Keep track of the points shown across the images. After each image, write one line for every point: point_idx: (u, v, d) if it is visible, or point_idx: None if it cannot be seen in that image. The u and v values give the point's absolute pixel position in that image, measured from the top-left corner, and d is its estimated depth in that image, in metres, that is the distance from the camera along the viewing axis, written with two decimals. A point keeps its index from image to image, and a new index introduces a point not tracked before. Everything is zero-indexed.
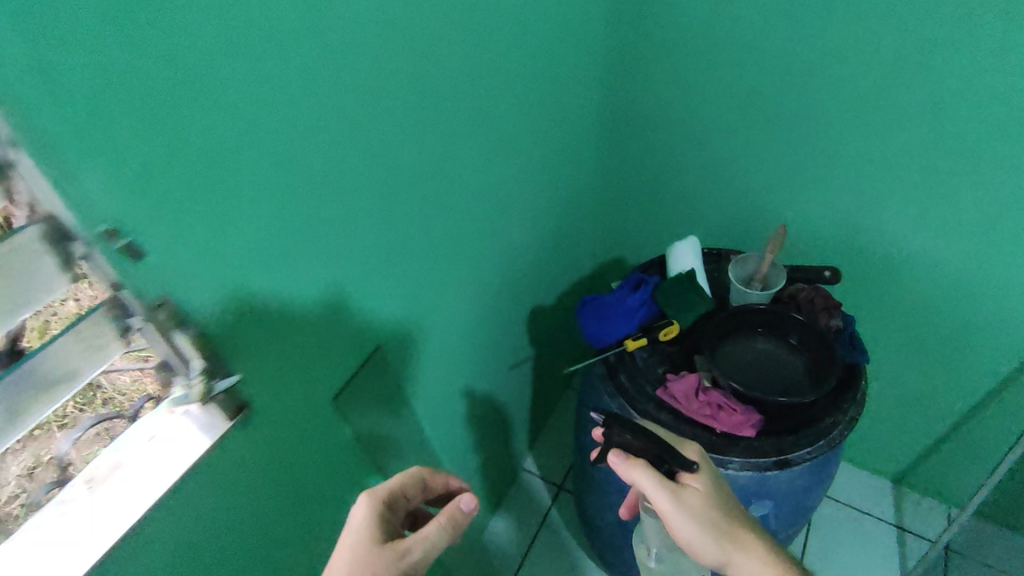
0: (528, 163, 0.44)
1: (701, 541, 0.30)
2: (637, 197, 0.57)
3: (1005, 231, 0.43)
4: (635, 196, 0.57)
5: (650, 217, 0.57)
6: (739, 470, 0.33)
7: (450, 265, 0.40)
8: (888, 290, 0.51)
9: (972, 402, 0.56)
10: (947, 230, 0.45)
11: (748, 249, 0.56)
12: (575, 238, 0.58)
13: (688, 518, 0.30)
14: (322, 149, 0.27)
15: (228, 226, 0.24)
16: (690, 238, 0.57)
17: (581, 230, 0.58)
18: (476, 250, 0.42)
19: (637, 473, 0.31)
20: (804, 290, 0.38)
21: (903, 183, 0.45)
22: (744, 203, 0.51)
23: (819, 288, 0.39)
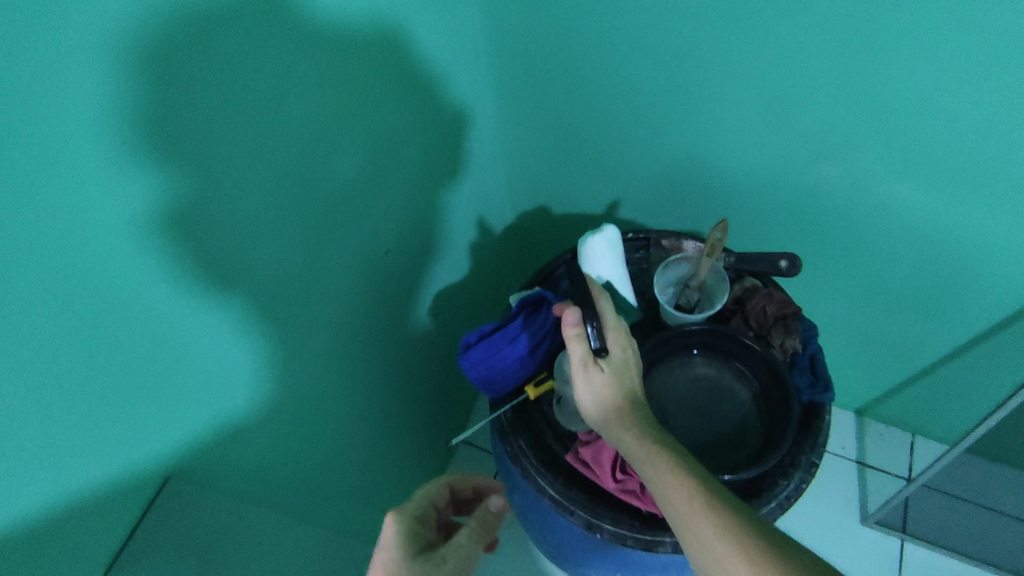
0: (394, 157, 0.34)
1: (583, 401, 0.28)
2: (559, 154, 0.47)
3: (1000, 185, 0.35)
4: (556, 153, 0.47)
5: (584, 171, 0.47)
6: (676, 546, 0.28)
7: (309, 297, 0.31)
8: (855, 228, 0.42)
9: (947, 354, 0.50)
10: (927, 156, 0.35)
11: (697, 214, 0.47)
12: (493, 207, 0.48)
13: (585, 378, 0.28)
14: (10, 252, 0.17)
15: None
16: (631, 191, 0.47)
17: (499, 191, 0.48)
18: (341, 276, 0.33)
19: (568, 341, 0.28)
20: (754, 299, 0.32)
21: (872, 136, 0.35)
22: (686, 150, 0.42)
23: (770, 293, 0.32)
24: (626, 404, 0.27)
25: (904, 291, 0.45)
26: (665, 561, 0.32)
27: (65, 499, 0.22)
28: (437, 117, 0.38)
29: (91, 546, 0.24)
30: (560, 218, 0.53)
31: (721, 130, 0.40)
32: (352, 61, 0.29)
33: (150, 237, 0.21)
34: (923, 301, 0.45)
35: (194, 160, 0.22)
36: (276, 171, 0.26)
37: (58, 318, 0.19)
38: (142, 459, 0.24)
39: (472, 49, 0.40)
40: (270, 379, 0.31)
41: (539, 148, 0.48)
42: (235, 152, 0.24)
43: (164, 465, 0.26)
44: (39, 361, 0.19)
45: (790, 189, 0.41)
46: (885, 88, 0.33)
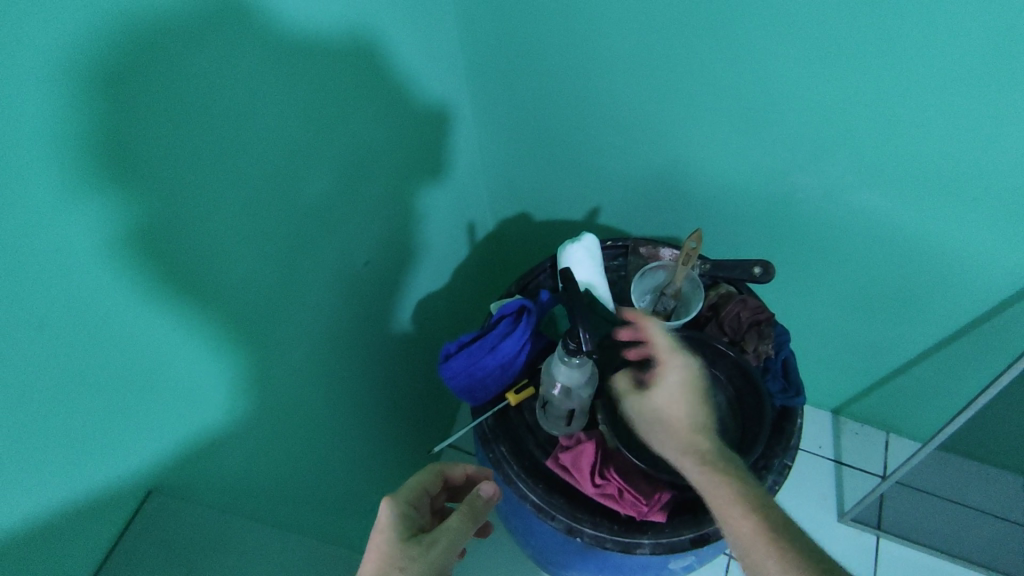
0: (365, 166, 0.34)
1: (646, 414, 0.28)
2: (532, 165, 0.48)
3: (956, 190, 0.36)
4: (530, 164, 0.48)
5: (559, 179, 0.48)
6: (653, 550, 0.29)
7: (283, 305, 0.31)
8: (827, 232, 0.43)
9: (914, 354, 0.51)
10: (892, 161, 0.36)
11: (672, 220, 0.47)
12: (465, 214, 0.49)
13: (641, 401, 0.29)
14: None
15: None
16: (604, 200, 0.48)
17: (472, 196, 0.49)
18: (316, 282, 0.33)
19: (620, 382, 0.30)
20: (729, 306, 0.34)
21: (823, 140, 0.37)
22: (655, 158, 0.43)
23: (746, 298, 0.34)
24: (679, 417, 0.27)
25: (876, 293, 0.46)
26: (645, 563, 0.33)
27: (41, 512, 0.22)
28: (415, 124, 0.38)
29: (67, 559, 0.23)
30: (536, 226, 0.53)
31: (688, 141, 0.41)
32: (328, 70, 0.29)
33: (124, 248, 0.21)
34: (890, 303, 0.47)
35: (167, 169, 0.22)
36: (251, 179, 0.26)
37: (31, 329, 0.19)
38: (120, 470, 0.24)
39: (449, 57, 0.40)
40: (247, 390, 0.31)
41: (512, 158, 0.48)
42: (208, 161, 0.24)
43: (143, 476, 0.26)
44: (11, 375, 0.19)
45: (764, 195, 0.42)
46: (848, 98, 0.34)
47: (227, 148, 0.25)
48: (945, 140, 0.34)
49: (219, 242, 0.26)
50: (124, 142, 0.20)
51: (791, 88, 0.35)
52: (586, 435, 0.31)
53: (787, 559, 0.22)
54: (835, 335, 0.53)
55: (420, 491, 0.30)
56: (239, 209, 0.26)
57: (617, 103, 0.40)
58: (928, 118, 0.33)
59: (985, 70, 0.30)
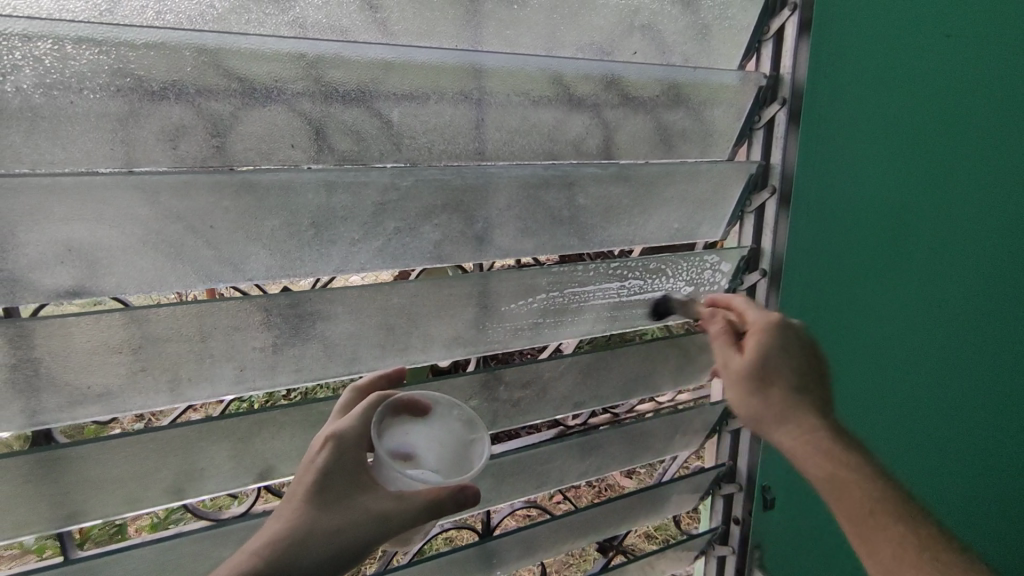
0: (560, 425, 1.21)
1: (305, 497, 0.81)
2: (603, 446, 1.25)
3: (650, 455, 1.31)
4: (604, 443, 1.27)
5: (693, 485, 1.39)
6: (430, 475, 0.84)
7: (575, 472, 1.24)
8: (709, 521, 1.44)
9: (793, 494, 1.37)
10: (599, 399, 1.21)
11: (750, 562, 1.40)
12: (613, 524, 1.36)
13: (285, 518, 0.80)
14: (548, 397, 1.13)
15: (547, 458, 1.18)
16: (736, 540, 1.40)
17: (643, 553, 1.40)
18: (582, 477, 1.26)
19: (274, 524, 0.80)
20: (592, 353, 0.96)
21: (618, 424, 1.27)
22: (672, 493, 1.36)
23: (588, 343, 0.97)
24: (284, 512, 0.81)
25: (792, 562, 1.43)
26: (469, 455, 0.87)
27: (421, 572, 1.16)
28: (546, 476, 1.21)
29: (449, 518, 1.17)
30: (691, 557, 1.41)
31: None
32: (543, 402, 1.14)
33: (498, 430, 1.12)
34: (791, 542, 1.42)
35: (523, 398, 1.11)
36: (549, 403, 1.14)
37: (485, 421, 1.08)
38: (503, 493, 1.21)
39: (568, 482, 1.25)
40: (548, 537, 1.29)
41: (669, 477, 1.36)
42: (537, 384, 1.10)
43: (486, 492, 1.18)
44: None
45: (689, 502, 1.39)
46: (598, 371, 1.17)
47: (530, 395, 1.11)
48: (671, 425, 1.29)
49: (546, 411, 1.15)
50: (501, 423, 1.11)
51: (607, 399, 1.22)
52: (362, 474, 0.84)
53: (311, 507, 0.80)
54: (889, 205, 1.24)
55: (343, 473, 0.83)
56: (525, 403, 1.11)
57: (595, 467, 1.26)
58: (618, 396, 1.23)
59: (523, 382, 1.09)
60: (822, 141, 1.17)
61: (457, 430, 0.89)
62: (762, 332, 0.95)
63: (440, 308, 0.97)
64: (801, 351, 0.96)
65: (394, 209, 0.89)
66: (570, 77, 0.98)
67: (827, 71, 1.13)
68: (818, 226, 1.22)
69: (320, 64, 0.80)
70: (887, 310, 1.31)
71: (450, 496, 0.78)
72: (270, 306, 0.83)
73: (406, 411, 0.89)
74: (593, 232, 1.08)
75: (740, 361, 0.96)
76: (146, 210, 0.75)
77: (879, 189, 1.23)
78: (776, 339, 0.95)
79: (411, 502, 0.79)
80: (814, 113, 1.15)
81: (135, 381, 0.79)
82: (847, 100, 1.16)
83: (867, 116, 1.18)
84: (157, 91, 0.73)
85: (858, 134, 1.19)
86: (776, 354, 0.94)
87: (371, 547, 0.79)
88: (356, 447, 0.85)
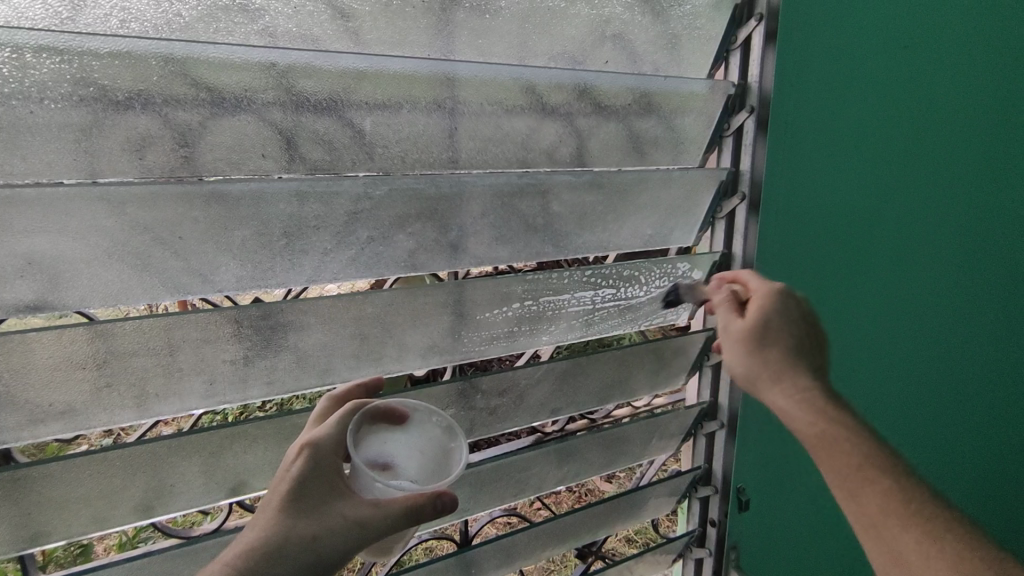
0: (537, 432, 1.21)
1: (279, 505, 0.80)
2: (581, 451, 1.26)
3: (627, 460, 1.32)
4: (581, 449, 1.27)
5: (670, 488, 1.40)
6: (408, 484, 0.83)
7: (552, 479, 1.24)
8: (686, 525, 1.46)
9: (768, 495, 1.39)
10: (576, 406, 1.21)
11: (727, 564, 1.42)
12: (591, 529, 1.36)
13: (259, 527, 0.79)
14: (525, 405, 1.14)
15: (525, 466, 1.18)
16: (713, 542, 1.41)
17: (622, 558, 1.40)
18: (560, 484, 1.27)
19: (248, 534, 0.79)
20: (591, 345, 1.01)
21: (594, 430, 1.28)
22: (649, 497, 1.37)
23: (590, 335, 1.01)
24: (258, 522, 0.80)
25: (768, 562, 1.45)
26: (445, 464, 0.88)
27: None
28: (524, 484, 1.21)
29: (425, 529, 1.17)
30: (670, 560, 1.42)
31: None
32: (520, 410, 1.14)
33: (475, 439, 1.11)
34: (766, 542, 1.44)
35: (500, 406, 1.10)
36: (525, 411, 1.15)
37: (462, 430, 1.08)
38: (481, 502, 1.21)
39: (546, 489, 1.25)
40: (527, 545, 1.29)
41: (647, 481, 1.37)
42: (513, 392, 1.11)
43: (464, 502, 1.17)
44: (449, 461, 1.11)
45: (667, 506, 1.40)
46: (575, 378, 1.17)
47: (507, 403, 1.11)
48: (648, 430, 1.30)
49: (523, 418, 1.15)
50: (478, 432, 1.10)
51: (583, 405, 1.22)
52: (338, 481, 0.83)
53: (285, 516, 0.79)
54: (862, 200, 1.27)
55: (319, 480, 0.82)
56: (502, 411, 1.11)
57: (572, 473, 1.27)
58: (594, 401, 1.23)
59: (500, 390, 1.09)
60: (789, 148, 1.20)
61: (433, 439, 0.90)
62: (770, 297, 0.95)
63: (416, 317, 0.96)
64: (801, 324, 0.94)
65: (367, 219, 0.88)
66: (543, 87, 0.99)
67: (793, 80, 1.16)
68: (788, 231, 1.25)
69: (290, 74, 0.79)
70: (867, 304, 1.33)
71: (428, 502, 0.78)
72: (241, 318, 0.82)
73: (382, 418, 0.89)
74: (567, 239, 1.08)
75: (739, 324, 0.94)
76: (112, 221, 0.73)
77: (850, 184, 1.26)
78: (778, 305, 0.94)
79: (388, 507, 0.78)
80: (782, 121, 1.18)
81: (100, 398, 0.77)
82: (814, 99, 1.19)
83: (836, 112, 1.21)
84: (122, 101, 0.72)
85: (827, 131, 1.22)
86: (773, 317, 0.93)
87: (349, 554, 0.79)
88: (332, 454, 0.84)
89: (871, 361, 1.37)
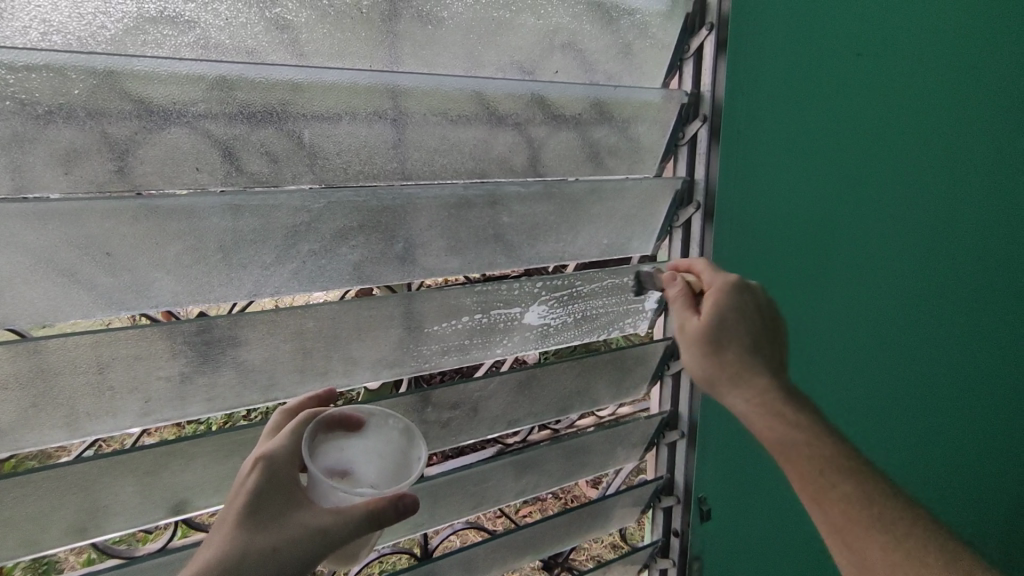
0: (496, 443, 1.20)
1: (236, 522, 0.77)
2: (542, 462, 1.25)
3: (589, 470, 1.31)
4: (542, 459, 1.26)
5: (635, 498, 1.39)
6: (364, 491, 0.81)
7: (513, 490, 1.23)
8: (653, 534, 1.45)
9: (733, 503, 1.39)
10: (534, 416, 1.20)
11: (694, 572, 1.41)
12: (556, 541, 1.35)
13: (216, 546, 0.76)
14: (482, 416, 1.12)
15: (484, 477, 1.17)
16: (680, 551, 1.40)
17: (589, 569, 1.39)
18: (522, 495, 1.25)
19: (205, 554, 0.76)
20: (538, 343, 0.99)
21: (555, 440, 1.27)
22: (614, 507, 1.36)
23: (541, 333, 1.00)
24: (215, 541, 0.77)
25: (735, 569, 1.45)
26: (405, 464, 0.85)
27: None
28: (483, 495, 1.20)
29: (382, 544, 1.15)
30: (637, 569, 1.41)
31: None
32: (476, 421, 1.13)
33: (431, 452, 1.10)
34: (733, 550, 1.44)
35: (456, 418, 1.09)
36: (483, 422, 1.14)
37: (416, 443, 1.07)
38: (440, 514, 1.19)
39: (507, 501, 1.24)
40: (489, 558, 1.27)
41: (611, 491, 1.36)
42: (468, 403, 1.10)
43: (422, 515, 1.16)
44: None
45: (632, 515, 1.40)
46: (533, 388, 1.16)
47: (463, 415, 1.10)
48: (610, 440, 1.29)
49: (480, 429, 1.14)
50: (433, 444, 1.09)
51: (543, 416, 1.21)
52: (297, 492, 0.81)
53: (243, 532, 0.77)
54: (823, 208, 1.33)
55: (277, 494, 0.80)
56: (458, 423, 1.10)
57: (534, 484, 1.25)
58: (554, 412, 1.22)
59: (454, 402, 1.07)
60: (745, 156, 1.20)
61: (393, 441, 0.88)
62: (719, 293, 0.93)
63: (363, 330, 0.95)
64: (755, 315, 0.93)
65: (309, 230, 0.87)
66: (491, 96, 0.98)
67: (746, 88, 1.16)
68: (746, 239, 1.25)
69: (223, 85, 0.78)
70: (831, 305, 1.40)
71: (390, 504, 0.76)
72: (177, 333, 0.80)
73: (338, 426, 0.87)
74: (521, 249, 1.08)
75: (695, 324, 0.92)
76: (34, 238, 0.72)
77: (812, 194, 1.31)
78: (732, 298, 0.92)
79: (351, 511, 0.77)
80: (737, 129, 1.18)
81: (27, 418, 0.75)
82: (774, 116, 1.22)
83: (797, 128, 1.25)
84: (43, 114, 0.70)
85: (790, 146, 1.25)
86: (729, 313, 0.92)
87: (311, 565, 0.77)
88: (288, 466, 0.83)
89: (837, 359, 1.45)
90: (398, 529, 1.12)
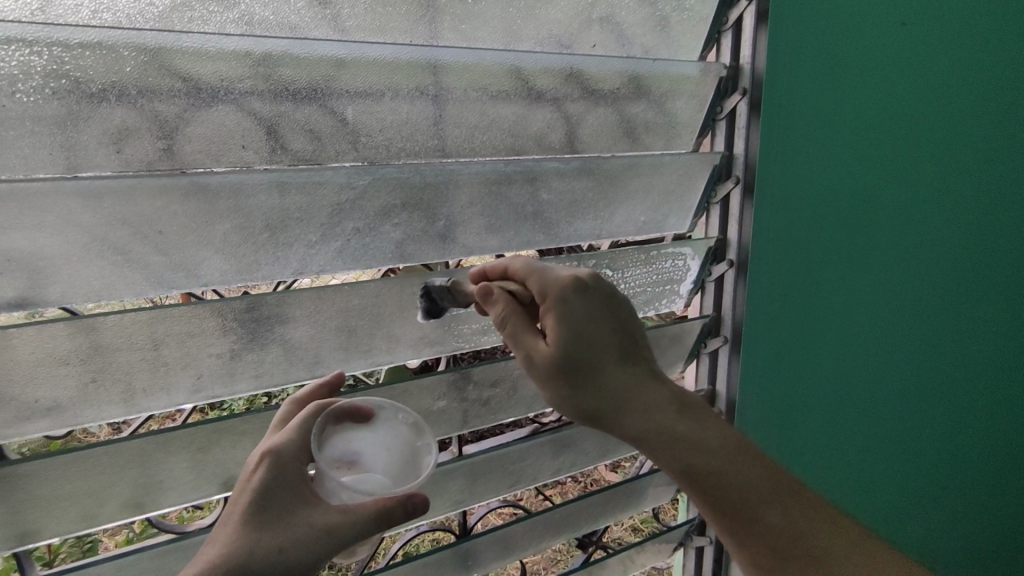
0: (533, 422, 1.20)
1: (241, 520, 0.76)
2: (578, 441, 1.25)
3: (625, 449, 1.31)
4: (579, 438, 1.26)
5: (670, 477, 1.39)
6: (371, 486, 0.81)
7: (549, 469, 1.24)
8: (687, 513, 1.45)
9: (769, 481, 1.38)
10: None
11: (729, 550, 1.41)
12: (590, 519, 1.35)
13: (218, 545, 0.74)
14: (521, 395, 1.13)
15: (521, 456, 1.18)
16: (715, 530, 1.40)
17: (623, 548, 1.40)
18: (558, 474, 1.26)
19: (208, 550, 0.75)
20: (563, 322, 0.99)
21: None
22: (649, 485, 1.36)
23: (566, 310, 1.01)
24: (218, 538, 0.75)
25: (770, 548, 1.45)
26: (415, 461, 0.85)
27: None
28: (520, 474, 1.20)
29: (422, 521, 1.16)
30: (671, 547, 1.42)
31: None
32: (515, 400, 1.13)
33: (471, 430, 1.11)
34: None
35: (495, 397, 1.10)
36: (521, 401, 1.14)
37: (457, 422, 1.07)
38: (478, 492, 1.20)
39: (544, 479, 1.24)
40: (525, 536, 1.28)
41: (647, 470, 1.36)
42: (508, 382, 1.10)
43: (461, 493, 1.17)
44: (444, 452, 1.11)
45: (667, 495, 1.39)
46: None
47: (502, 394, 1.10)
48: None
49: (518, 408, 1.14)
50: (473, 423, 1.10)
51: None
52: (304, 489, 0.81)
53: (249, 530, 0.75)
54: (853, 195, 1.22)
55: (283, 491, 0.79)
56: (497, 402, 1.11)
57: (569, 464, 1.26)
58: None
59: (494, 381, 1.08)
60: (785, 131, 1.18)
61: (401, 435, 0.87)
62: (548, 299, 0.84)
63: (405, 309, 0.95)
64: (607, 318, 0.86)
65: (352, 209, 0.87)
66: (529, 71, 0.97)
67: (788, 60, 1.14)
68: (785, 216, 1.23)
69: (267, 62, 0.78)
70: (846, 304, 1.28)
71: (399, 504, 0.77)
72: (227, 311, 0.81)
73: (346, 419, 0.86)
74: (559, 228, 1.07)
75: (547, 347, 0.84)
76: (90, 216, 0.73)
77: (838, 179, 1.21)
78: (573, 313, 0.84)
79: (362, 511, 0.77)
80: (778, 103, 1.16)
81: (85, 394, 0.76)
82: (810, 92, 1.17)
83: (832, 104, 1.18)
84: (96, 93, 0.71)
85: (819, 125, 1.19)
86: (586, 324, 0.84)
87: (320, 564, 0.76)
88: (294, 463, 0.82)
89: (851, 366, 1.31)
90: (439, 507, 1.13)
